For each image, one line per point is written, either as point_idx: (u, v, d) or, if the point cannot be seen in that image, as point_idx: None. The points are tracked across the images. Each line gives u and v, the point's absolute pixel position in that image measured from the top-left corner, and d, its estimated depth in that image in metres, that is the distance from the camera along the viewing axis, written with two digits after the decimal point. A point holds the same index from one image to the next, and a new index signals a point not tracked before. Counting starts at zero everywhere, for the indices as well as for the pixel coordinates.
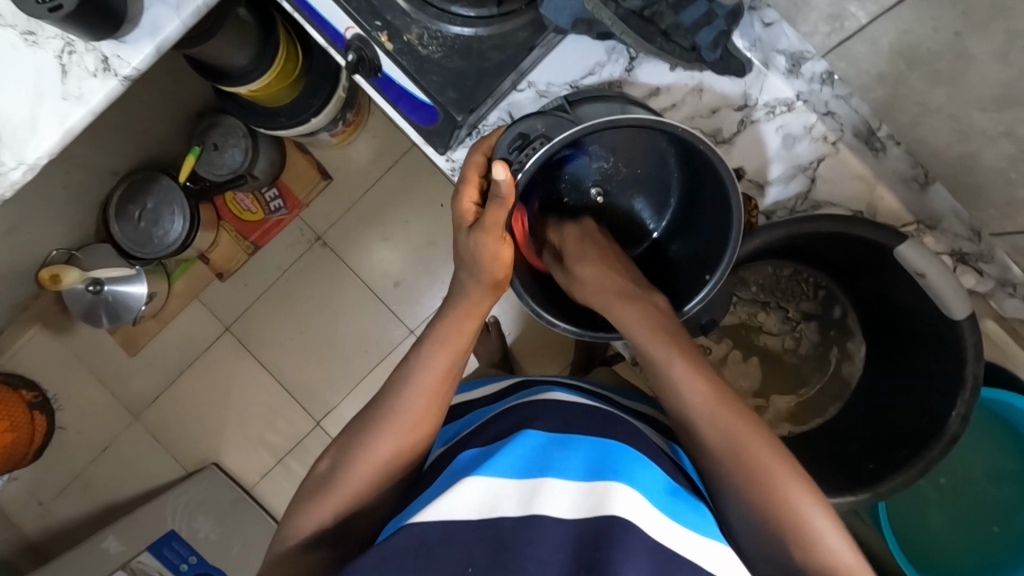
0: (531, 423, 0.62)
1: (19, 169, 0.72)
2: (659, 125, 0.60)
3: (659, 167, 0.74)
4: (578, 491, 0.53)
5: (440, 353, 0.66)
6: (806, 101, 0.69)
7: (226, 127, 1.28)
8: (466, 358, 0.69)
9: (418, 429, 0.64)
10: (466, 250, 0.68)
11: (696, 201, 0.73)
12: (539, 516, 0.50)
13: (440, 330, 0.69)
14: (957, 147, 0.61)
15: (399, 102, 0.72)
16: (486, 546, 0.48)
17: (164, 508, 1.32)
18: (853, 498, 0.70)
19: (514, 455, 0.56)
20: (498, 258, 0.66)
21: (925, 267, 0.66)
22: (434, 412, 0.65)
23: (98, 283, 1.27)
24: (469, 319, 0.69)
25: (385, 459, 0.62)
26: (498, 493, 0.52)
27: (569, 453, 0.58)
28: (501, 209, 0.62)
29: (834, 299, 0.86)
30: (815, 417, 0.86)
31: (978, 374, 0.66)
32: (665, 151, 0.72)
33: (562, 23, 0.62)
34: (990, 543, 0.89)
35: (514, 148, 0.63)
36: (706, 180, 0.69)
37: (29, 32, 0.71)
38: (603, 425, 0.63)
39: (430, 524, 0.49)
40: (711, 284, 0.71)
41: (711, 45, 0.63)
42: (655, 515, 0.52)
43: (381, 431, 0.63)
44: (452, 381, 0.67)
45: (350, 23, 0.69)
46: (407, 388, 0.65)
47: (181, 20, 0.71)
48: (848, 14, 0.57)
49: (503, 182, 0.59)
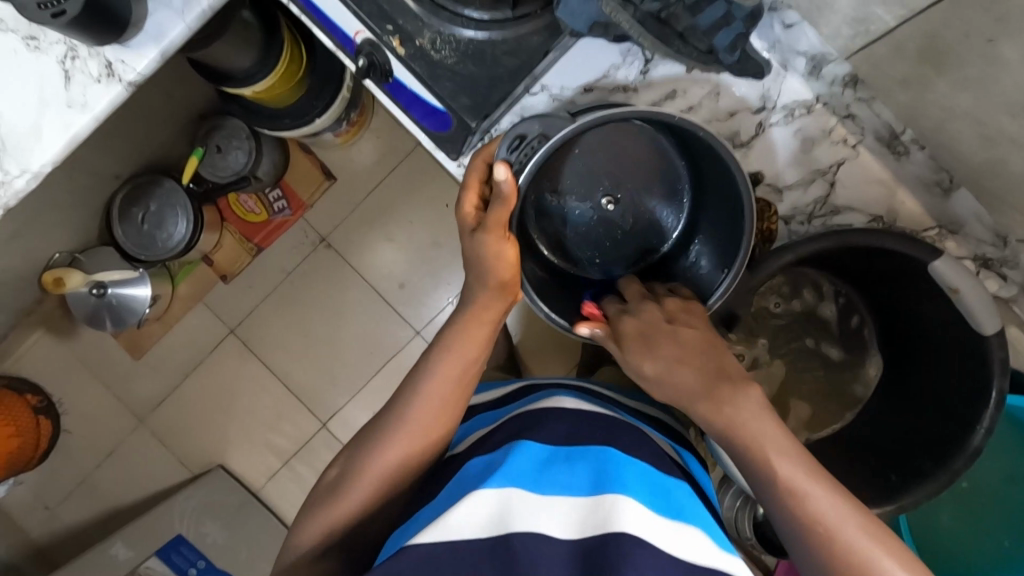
0: (530, 433, 0.60)
1: (23, 177, 0.71)
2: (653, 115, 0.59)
3: (665, 170, 0.72)
4: (584, 504, 0.52)
5: (450, 358, 0.65)
6: (826, 103, 0.67)
7: (229, 129, 1.27)
8: (482, 365, 0.67)
9: (430, 435, 0.63)
10: (470, 253, 0.65)
11: (712, 195, 0.71)
12: (545, 533, 0.50)
13: (452, 333, 0.66)
14: (983, 152, 0.59)
15: (411, 108, 0.70)
16: (498, 558, 0.48)
17: (171, 512, 1.31)
18: (877, 510, 0.70)
19: (517, 468, 0.54)
20: (502, 258, 0.63)
21: (958, 283, 0.64)
22: (445, 421, 0.64)
23: (101, 286, 1.25)
24: (479, 321, 0.66)
25: (396, 467, 0.61)
26: (505, 507, 0.51)
27: (575, 467, 0.56)
28: (503, 209, 0.61)
29: (855, 307, 0.83)
30: (834, 421, 0.84)
31: (1004, 387, 0.65)
32: (666, 148, 0.71)
33: (578, 27, 0.61)
34: (999, 555, 0.88)
35: (513, 149, 0.64)
36: (719, 174, 0.67)
37: (31, 37, 0.70)
38: (613, 436, 0.61)
39: (435, 546, 0.48)
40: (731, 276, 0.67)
41: (729, 48, 0.61)
42: (661, 524, 0.51)
43: (390, 437, 0.62)
44: (464, 388, 0.65)
45: (360, 28, 0.68)
46: (417, 392, 0.64)
47: (186, 24, 0.69)
48: (873, 17, 0.56)
49: (504, 181, 0.59)
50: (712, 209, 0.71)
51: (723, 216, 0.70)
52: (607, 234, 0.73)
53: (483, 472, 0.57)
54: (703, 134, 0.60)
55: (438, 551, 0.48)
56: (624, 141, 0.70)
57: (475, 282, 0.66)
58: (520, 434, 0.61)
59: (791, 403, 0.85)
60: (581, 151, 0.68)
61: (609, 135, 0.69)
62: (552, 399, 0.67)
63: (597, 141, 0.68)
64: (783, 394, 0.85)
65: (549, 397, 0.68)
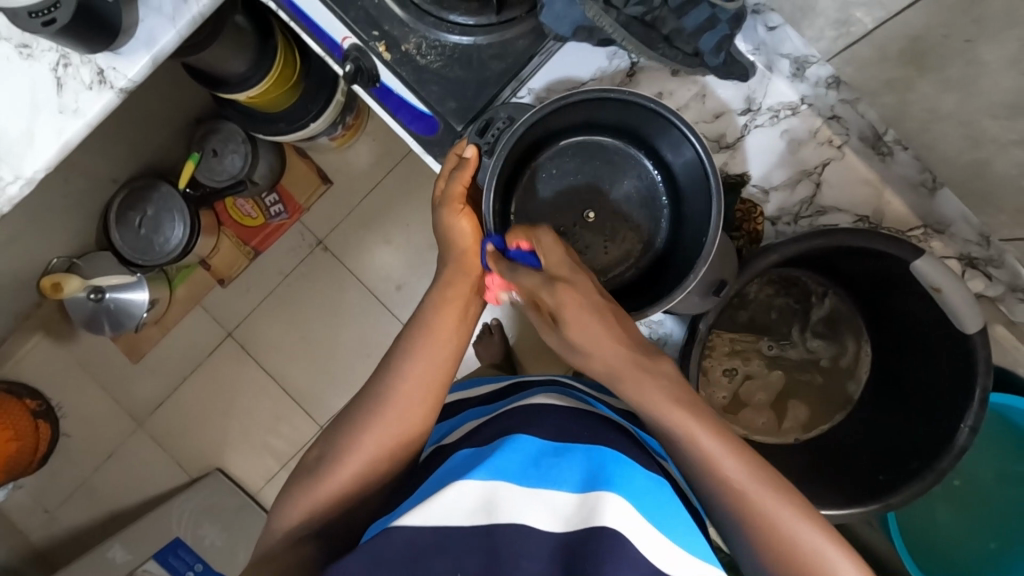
0: (528, 428, 0.60)
1: (17, 183, 0.71)
2: (605, 94, 0.62)
3: (635, 179, 0.73)
4: (573, 504, 0.51)
5: (427, 342, 0.65)
6: (811, 104, 0.68)
7: (225, 133, 1.28)
8: (456, 349, 0.66)
9: (405, 424, 0.62)
10: (438, 233, 0.70)
11: (688, 199, 0.69)
12: (529, 527, 0.49)
13: (431, 317, 0.66)
14: (968, 153, 0.59)
15: (398, 113, 0.70)
16: (476, 552, 0.48)
17: (169, 515, 1.31)
18: (862, 510, 0.69)
19: (503, 465, 0.53)
20: (461, 231, 0.68)
21: (940, 281, 0.64)
22: (419, 408, 0.63)
23: (99, 291, 1.26)
24: (449, 304, 0.66)
25: (374, 457, 0.61)
26: (488, 501, 0.50)
27: (569, 463, 0.55)
28: (458, 180, 0.65)
29: (841, 306, 0.83)
30: (825, 421, 0.82)
31: (988, 386, 0.66)
32: (636, 160, 0.72)
33: (563, 31, 0.62)
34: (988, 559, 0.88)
35: (482, 134, 0.66)
36: (680, 155, 0.67)
37: (24, 45, 0.71)
38: (599, 435, 0.60)
39: (418, 530, 0.49)
40: (696, 279, 0.60)
41: (714, 50, 0.62)
42: (648, 534, 0.50)
43: (366, 425, 0.62)
44: (441, 378, 0.64)
45: (348, 34, 0.69)
46: (393, 378, 0.63)
47: (177, 31, 0.70)
48: (854, 19, 0.56)
49: (470, 156, 0.65)
50: (689, 197, 0.69)
51: (696, 218, 0.67)
52: (586, 231, 0.72)
53: (467, 464, 0.57)
54: (652, 106, 0.62)
55: (418, 541, 0.48)
56: (595, 143, 0.72)
57: (447, 266, 0.68)
58: (502, 429, 0.61)
59: (789, 405, 0.83)
60: (553, 151, 0.72)
61: (580, 136, 0.72)
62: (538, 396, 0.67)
63: (570, 140, 0.72)
64: (778, 398, 0.83)
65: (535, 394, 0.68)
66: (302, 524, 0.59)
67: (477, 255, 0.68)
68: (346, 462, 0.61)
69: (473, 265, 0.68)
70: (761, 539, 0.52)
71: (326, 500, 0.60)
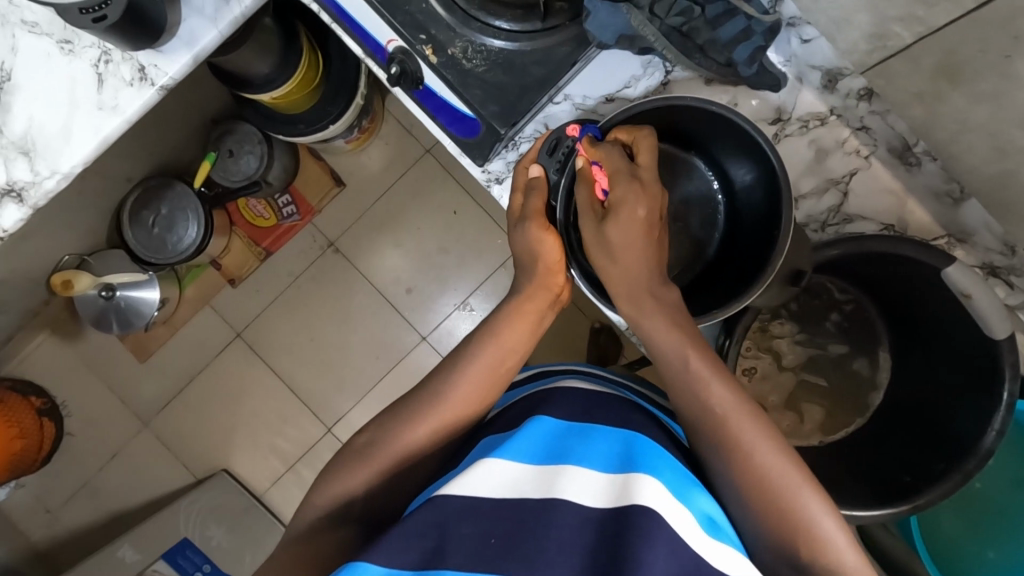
0: (547, 409, 0.62)
1: (54, 178, 0.72)
2: (671, 101, 0.64)
3: (694, 183, 0.76)
4: (602, 479, 0.52)
5: (493, 349, 0.66)
6: (840, 115, 0.71)
7: (241, 134, 1.28)
8: (521, 358, 0.69)
9: (458, 420, 0.64)
10: (515, 245, 0.70)
11: (745, 210, 0.72)
12: (562, 499, 0.49)
13: (496, 323, 0.68)
14: (995, 164, 0.61)
15: (439, 114, 0.71)
16: (509, 518, 0.48)
17: (176, 517, 1.31)
18: (891, 511, 0.69)
19: (528, 442, 0.56)
20: (547, 246, 0.67)
21: (969, 287, 0.66)
22: (475, 408, 0.65)
23: (110, 289, 1.26)
24: (524, 319, 0.68)
25: (410, 459, 0.62)
26: (514, 476, 0.52)
27: (593, 444, 0.57)
28: (538, 197, 0.67)
29: (862, 307, 0.84)
30: (845, 425, 0.84)
31: (1014, 392, 0.66)
32: (699, 168, 0.75)
33: (605, 39, 0.64)
34: (983, 563, 0.88)
35: (553, 152, 0.67)
36: (741, 159, 0.69)
37: (66, 41, 0.71)
38: (627, 419, 0.62)
39: (452, 496, 0.49)
40: (757, 291, 0.63)
41: (748, 61, 0.64)
42: (678, 508, 0.50)
43: (419, 418, 0.63)
44: (500, 377, 0.66)
45: (393, 37, 0.70)
46: (456, 380, 0.65)
47: (218, 31, 0.71)
48: (890, 33, 0.58)
49: (536, 177, 0.68)
50: (744, 204, 0.72)
51: (752, 231, 0.70)
52: None
53: (494, 443, 0.58)
54: (714, 109, 0.63)
55: (451, 506, 0.49)
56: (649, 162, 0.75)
57: (524, 278, 0.70)
58: (533, 409, 0.62)
59: (804, 407, 0.84)
60: None
61: None
62: (564, 380, 0.69)
63: None
64: (794, 399, 0.84)
65: (563, 379, 0.69)
66: (335, 506, 0.60)
67: (562, 274, 0.69)
68: (383, 462, 0.61)
69: (557, 282, 0.69)
70: (789, 530, 0.53)
71: (362, 496, 0.60)
